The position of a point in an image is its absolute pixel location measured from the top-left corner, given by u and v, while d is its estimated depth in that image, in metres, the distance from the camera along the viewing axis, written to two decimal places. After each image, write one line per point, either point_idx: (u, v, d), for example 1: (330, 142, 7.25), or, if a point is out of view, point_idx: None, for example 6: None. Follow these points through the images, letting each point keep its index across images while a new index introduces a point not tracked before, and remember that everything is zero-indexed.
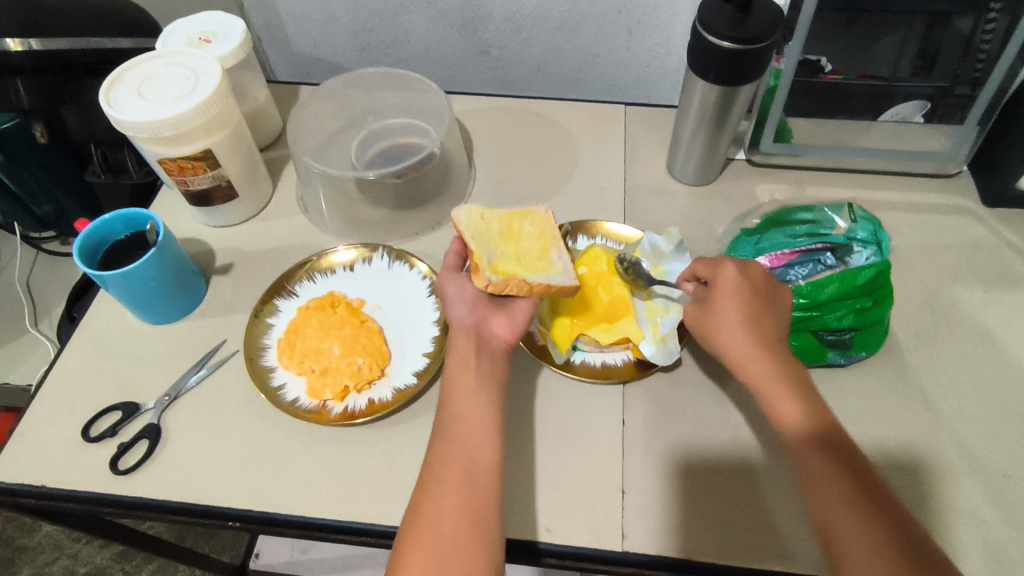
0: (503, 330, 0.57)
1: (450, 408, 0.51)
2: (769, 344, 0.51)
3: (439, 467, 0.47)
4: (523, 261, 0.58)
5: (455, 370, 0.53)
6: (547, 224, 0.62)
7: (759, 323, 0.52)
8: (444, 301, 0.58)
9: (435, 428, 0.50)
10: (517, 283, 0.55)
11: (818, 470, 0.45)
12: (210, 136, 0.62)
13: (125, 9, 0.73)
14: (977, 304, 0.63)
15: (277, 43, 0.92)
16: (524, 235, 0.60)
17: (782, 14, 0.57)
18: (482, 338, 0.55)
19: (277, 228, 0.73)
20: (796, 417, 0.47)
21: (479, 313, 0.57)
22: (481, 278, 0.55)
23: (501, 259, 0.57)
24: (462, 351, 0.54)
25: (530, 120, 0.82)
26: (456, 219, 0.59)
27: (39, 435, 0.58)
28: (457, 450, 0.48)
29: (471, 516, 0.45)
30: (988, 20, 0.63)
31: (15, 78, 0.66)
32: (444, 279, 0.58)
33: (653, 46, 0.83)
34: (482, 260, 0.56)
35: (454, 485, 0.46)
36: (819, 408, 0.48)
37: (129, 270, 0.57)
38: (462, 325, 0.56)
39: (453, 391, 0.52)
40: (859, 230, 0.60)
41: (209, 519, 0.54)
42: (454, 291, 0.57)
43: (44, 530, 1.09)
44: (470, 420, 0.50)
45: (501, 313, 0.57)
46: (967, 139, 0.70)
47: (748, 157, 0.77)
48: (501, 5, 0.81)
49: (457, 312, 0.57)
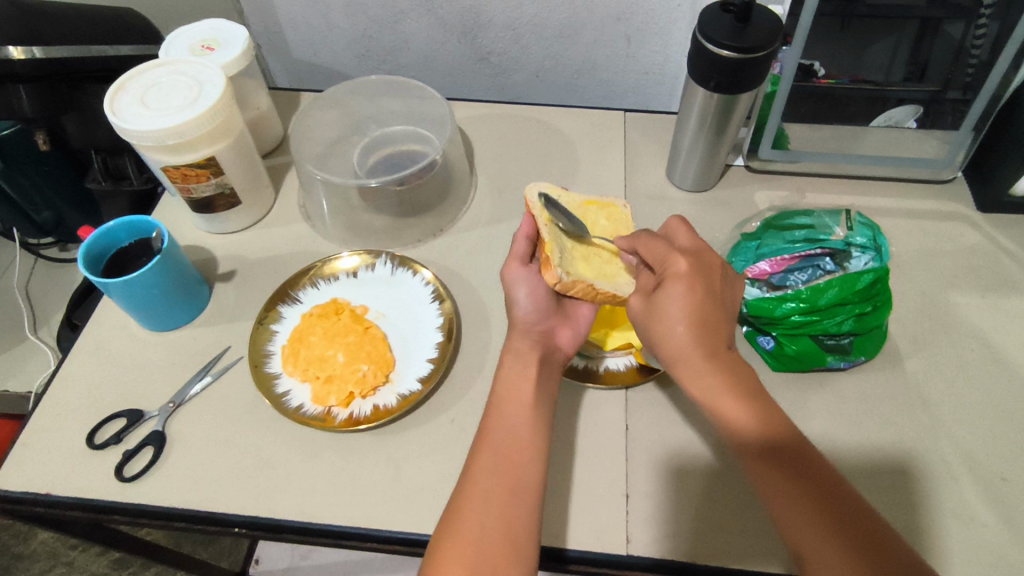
0: (568, 341, 0.59)
1: (501, 418, 0.51)
2: (715, 346, 0.49)
3: (485, 479, 0.47)
4: (590, 263, 0.60)
5: (513, 377, 0.54)
6: (620, 221, 0.65)
7: (706, 322, 0.49)
8: (513, 302, 0.59)
9: (483, 438, 0.50)
10: (586, 285, 0.57)
11: (776, 489, 0.43)
12: (214, 144, 0.62)
13: (128, 18, 0.74)
14: (973, 309, 0.64)
15: (276, 50, 0.92)
16: (596, 230, 0.63)
17: (780, 24, 0.58)
18: (549, 349, 0.57)
19: (279, 235, 0.73)
20: (744, 419, 0.46)
21: (547, 321, 0.59)
22: (554, 273, 0.56)
23: (569, 259, 0.59)
24: (525, 357, 0.55)
25: (531, 127, 0.83)
26: (530, 201, 0.61)
27: (42, 444, 0.58)
28: (504, 464, 0.48)
29: (509, 532, 0.45)
30: (979, 25, 0.65)
31: (17, 87, 0.65)
32: (512, 276, 0.59)
33: (651, 53, 0.84)
34: (555, 256, 0.57)
35: (498, 499, 0.46)
36: (770, 411, 0.46)
37: (132, 279, 0.57)
38: (528, 329, 0.57)
39: (508, 401, 0.52)
40: (857, 236, 0.61)
41: (215, 526, 0.54)
42: (523, 293, 0.58)
43: (41, 537, 1.08)
44: (519, 435, 0.50)
45: (565, 325, 0.60)
46: (962, 146, 0.71)
47: (746, 164, 0.77)
48: (500, 13, 0.82)
49: (525, 316, 0.58)
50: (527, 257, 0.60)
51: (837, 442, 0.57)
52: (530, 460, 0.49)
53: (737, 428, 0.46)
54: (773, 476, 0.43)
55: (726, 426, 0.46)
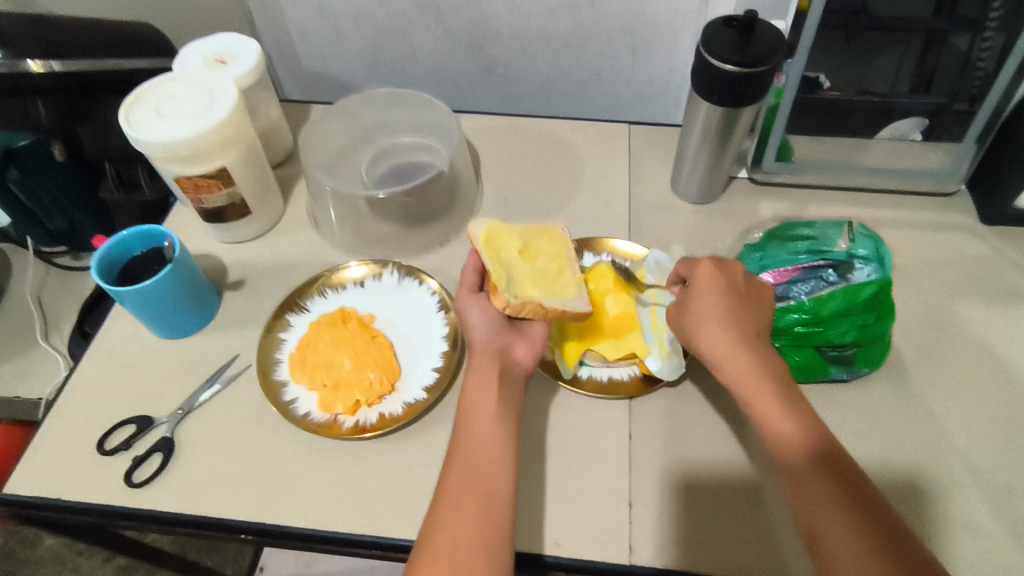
0: (525, 355, 0.58)
1: (468, 434, 0.51)
2: (753, 353, 0.51)
3: (460, 495, 0.47)
4: (538, 283, 0.59)
5: (477, 394, 0.53)
6: (562, 243, 0.64)
7: (735, 317, 0.53)
8: (467, 325, 0.58)
9: (452, 452, 0.50)
10: (534, 304, 0.56)
11: (805, 484, 0.44)
12: (225, 155, 0.63)
13: (146, 33, 0.75)
14: (977, 320, 0.65)
15: (287, 61, 0.94)
16: (540, 253, 0.62)
17: (785, 38, 0.59)
18: (508, 364, 0.56)
19: (288, 243, 0.74)
20: (788, 428, 0.47)
21: (502, 338, 0.57)
22: (501, 298, 0.56)
23: (517, 281, 0.58)
24: (485, 375, 0.54)
25: (537, 138, 0.84)
26: (473, 235, 0.59)
27: (53, 448, 0.59)
28: (474, 477, 0.48)
29: (485, 544, 0.45)
30: (984, 37, 0.66)
31: (36, 97, 0.68)
32: (464, 302, 0.58)
33: (656, 64, 0.85)
34: (500, 282, 0.56)
35: (470, 511, 0.46)
36: (814, 422, 0.47)
37: (145, 286, 0.58)
38: (485, 349, 0.56)
39: (472, 416, 0.52)
40: (859, 248, 0.62)
41: (222, 532, 0.55)
42: (476, 315, 0.58)
43: (48, 543, 1.09)
44: (488, 448, 0.50)
45: (519, 339, 0.58)
46: (966, 155, 0.71)
47: (751, 176, 0.78)
48: (507, 25, 0.83)
49: (479, 336, 0.57)
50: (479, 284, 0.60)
51: None
52: (502, 473, 0.49)
53: (783, 434, 0.47)
54: (814, 488, 0.44)
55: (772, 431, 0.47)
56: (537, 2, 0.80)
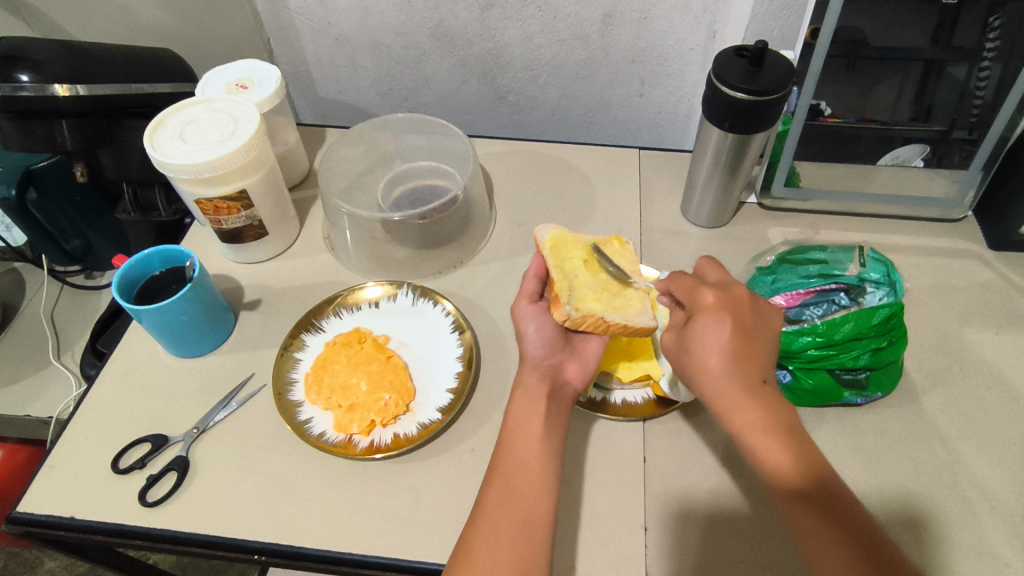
0: (576, 376, 0.58)
1: (508, 458, 0.51)
2: (749, 389, 0.49)
3: (496, 514, 0.48)
4: (601, 297, 0.60)
5: (523, 413, 0.54)
6: (628, 254, 0.64)
7: (740, 359, 0.50)
8: (522, 337, 0.59)
9: (495, 471, 0.51)
10: (594, 318, 0.58)
11: (812, 519, 0.43)
12: (245, 178, 0.65)
13: (166, 58, 0.77)
14: (987, 345, 0.65)
15: (302, 88, 0.96)
16: (606, 263, 0.63)
17: (793, 66, 0.61)
18: (558, 383, 0.57)
19: (304, 265, 0.75)
20: (787, 459, 0.46)
21: (555, 356, 0.58)
22: (561, 311, 0.57)
23: (580, 295, 0.60)
24: (535, 392, 0.55)
25: (548, 164, 0.85)
26: (541, 240, 0.63)
27: (68, 468, 0.59)
28: (514, 498, 0.48)
29: (520, 565, 0.45)
30: (982, 67, 0.66)
31: (61, 121, 0.67)
32: (523, 312, 0.59)
33: (664, 93, 0.87)
34: (563, 295, 0.58)
35: (509, 532, 0.46)
36: (809, 452, 0.46)
37: (164, 306, 0.59)
38: (537, 364, 0.57)
39: (518, 435, 0.52)
40: (871, 272, 0.62)
41: (236, 553, 0.54)
42: (532, 329, 0.59)
43: (46, 566, 1.08)
44: (530, 468, 0.50)
45: (573, 359, 0.59)
46: (971, 185, 0.73)
47: (759, 202, 0.79)
48: (519, 54, 0.85)
49: (534, 351, 0.58)
50: (537, 294, 0.61)
51: (856, 476, 0.57)
52: (538, 499, 0.49)
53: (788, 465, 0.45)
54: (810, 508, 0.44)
55: (781, 464, 0.46)
56: (549, 33, 0.82)
